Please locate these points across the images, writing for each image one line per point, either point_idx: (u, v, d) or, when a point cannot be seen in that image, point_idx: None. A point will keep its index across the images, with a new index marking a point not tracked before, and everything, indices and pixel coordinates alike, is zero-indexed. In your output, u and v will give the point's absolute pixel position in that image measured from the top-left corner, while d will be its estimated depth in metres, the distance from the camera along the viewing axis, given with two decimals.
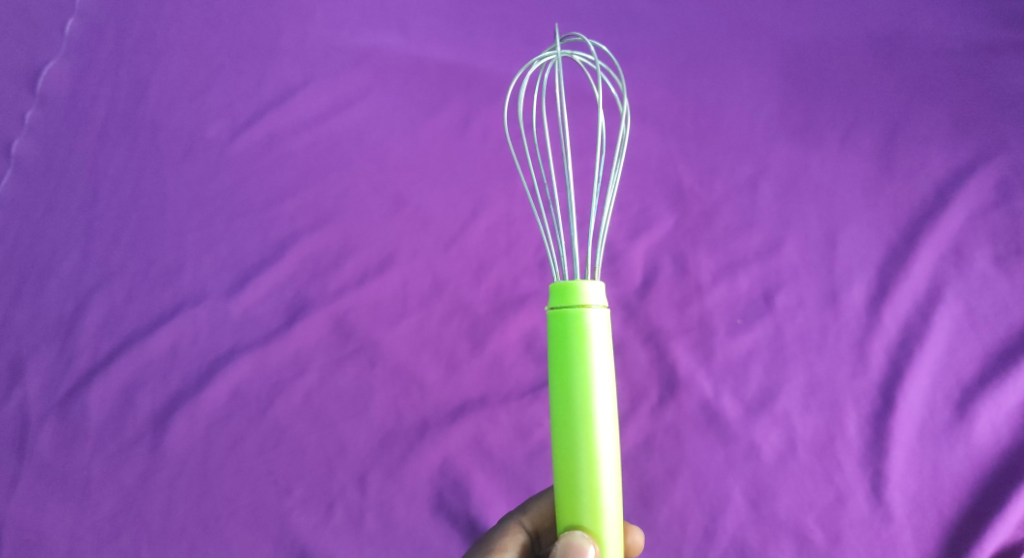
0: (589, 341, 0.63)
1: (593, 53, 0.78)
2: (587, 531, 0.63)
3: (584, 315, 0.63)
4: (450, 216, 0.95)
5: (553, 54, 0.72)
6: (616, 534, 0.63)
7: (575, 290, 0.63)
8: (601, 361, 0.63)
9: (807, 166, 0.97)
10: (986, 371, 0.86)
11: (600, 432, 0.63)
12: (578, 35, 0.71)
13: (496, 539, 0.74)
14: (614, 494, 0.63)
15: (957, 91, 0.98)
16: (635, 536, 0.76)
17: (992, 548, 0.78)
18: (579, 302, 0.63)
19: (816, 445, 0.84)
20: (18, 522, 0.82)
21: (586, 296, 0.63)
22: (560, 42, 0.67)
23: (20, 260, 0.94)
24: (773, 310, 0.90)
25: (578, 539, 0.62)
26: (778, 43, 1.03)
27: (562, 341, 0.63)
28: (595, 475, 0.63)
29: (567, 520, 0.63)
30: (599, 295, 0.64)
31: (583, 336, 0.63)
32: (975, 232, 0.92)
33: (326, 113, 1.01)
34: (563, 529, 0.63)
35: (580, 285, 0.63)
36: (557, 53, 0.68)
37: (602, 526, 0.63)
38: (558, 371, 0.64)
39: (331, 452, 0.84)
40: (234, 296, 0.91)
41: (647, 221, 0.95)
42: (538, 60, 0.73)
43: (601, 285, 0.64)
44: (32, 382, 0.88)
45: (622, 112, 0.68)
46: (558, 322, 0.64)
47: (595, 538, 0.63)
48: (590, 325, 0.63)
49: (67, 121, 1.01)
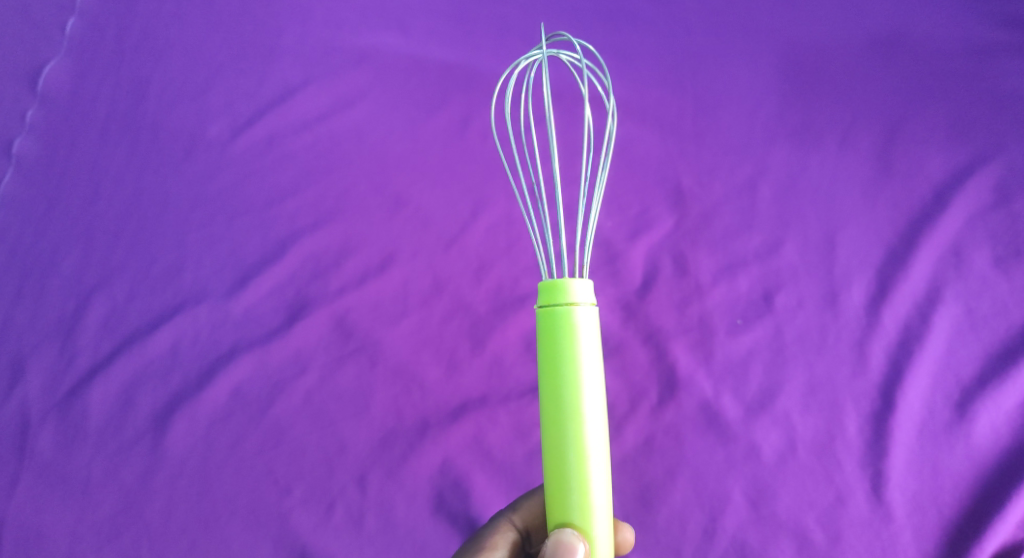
0: (577, 339, 0.63)
1: (581, 54, 0.79)
2: (577, 528, 0.63)
3: (572, 312, 0.63)
4: (450, 216, 0.95)
5: (540, 55, 0.73)
6: (605, 531, 0.63)
7: (562, 288, 0.64)
8: (589, 359, 0.63)
9: (806, 167, 0.97)
10: (985, 372, 0.86)
11: (588, 429, 0.63)
12: (565, 36, 0.73)
13: (487, 537, 0.74)
14: (604, 491, 0.63)
15: (954, 93, 0.99)
16: (625, 534, 0.76)
17: (991, 548, 0.79)
18: (567, 299, 0.64)
19: (816, 445, 0.84)
20: (19, 521, 0.82)
21: (574, 293, 0.64)
22: (547, 44, 0.69)
23: (21, 260, 0.94)
24: (772, 310, 0.90)
25: (568, 537, 0.62)
26: (777, 45, 1.03)
27: (550, 339, 0.64)
28: (584, 472, 0.63)
29: (557, 518, 0.63)
30: (587, 293, 0.64)
31: (571, 334, 0.63)
32: (974, 233, 0.92)
33: (327, 113, 1.02)
34: (553, 527, 0.64)
35: (568, 283, 0.64)
36: (544, 53, 0.69)
37: (592, 523, 0.63)
38: (546, 370, 0.64)
39: (331, 451, 0.84)
40: (235, 296, 0.91)
41: (647, 221, 0.95)
42: (524, 61, 0.74)
43: (589, 283, 0.65)
44: (33, 381, 0.88)
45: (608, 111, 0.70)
46: (546, 320, 0.64)
47: (586, 536, 0.63)
48: (578, 324, 0.63)
49: (68, 121, 1.01)
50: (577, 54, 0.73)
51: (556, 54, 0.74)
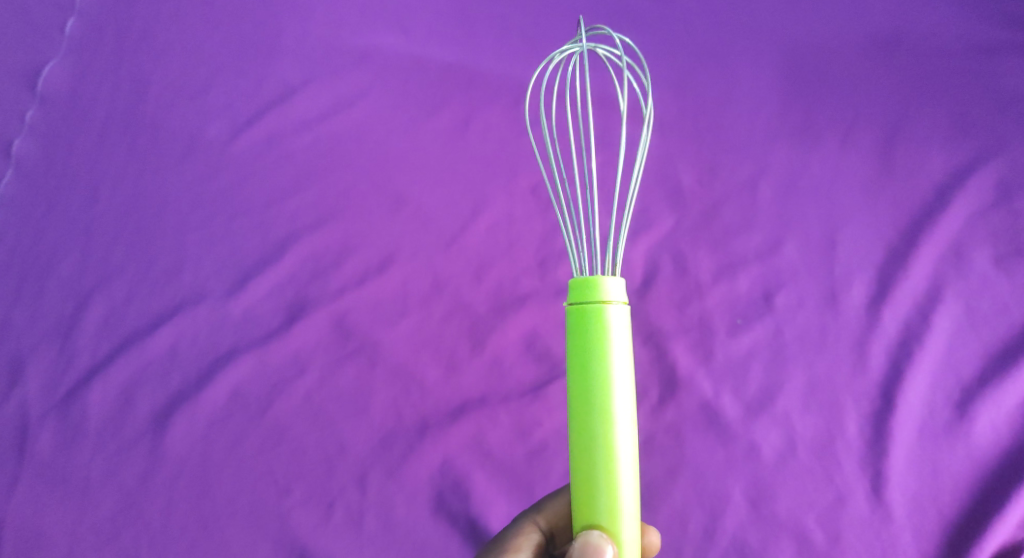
0: (609, 338, 0.63)
1: (617, 49, 0.79)
2: (604, 530, 0.63)
3: (605, 311, 0.63)
4: (451, 216, 0.95)
5: (577, 48, 0.73)
6: (633, 534, 0.63)
7: (595, 286, 0.64)
8: (621, 359, 0.63)
9: (807, 167, 0.97)
10: (986, 371, 0.86)
11: (618, 430, 0.63)
12: (604, 31, 0.72)
13: (508, 540, 0.75)
14: (632, 493, 0.63)
15: (957, 91, 0.99)
16: (652, 537, 0.76)
17: (991, 548, 0.79)
18: (599, 297, 0.63)
19: (816, 444, 0.84)
20: (19, 522, 0.82)
21: (606, 291, 0.63)
22: (588, 38, 0.69)
23: (21, 260, 0.94)
24: (772, 310, 0.90)
25: (595, 539, 0.62)
26: (779, 44, 1.03)
27: (581, 338, 0.63)
28: (613, 474, 0.63)
29: (585, 519, 0.63)
30: (619, 292, 0.64)
31: (603, 333, 0.63)
32: (974, 232, 0.92)
33: (327, 113, 1.02)
34: (580, 529, 0.63)
35: (600, 281, 0.63)
36: (585, 47, 0.69)
37: (619, 525, 0.63)
38: (577, 368, 0.64)
39: (331, 451, 0.84)
40: (234, 297, 0.91)
41: (648, 220, 0.95)
42: (560, 53, 0.74)
43: (620, 282, 0.64)
44: (32, 382, 0.88)
45: (647, 113, 0.70)
46: (578, 318, 0.64)
47: (613, 538, 0.63)
48: (610, 322, 0.63)
49: (67, 122, 1.01)
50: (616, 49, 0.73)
51: (594, 48, 0.74)
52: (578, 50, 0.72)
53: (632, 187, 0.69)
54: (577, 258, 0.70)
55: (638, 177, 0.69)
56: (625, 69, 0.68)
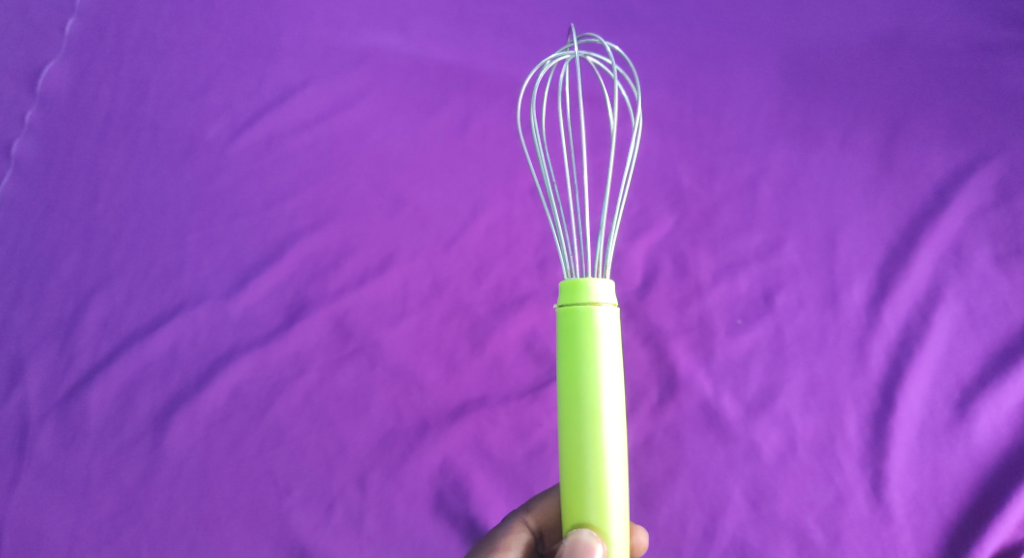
0: (598, 338, 0.63)
1: (609, 55, 0.79)
2: (593, 529, 0.63)
3: (594, 312, 0.63)
4: (450, 216, 0.95)
5: (571, 56, 0.73)
6: (622, 533, 0.63)
7: (584, 288, 0.64)
8: (610, 361, 0.63)
9: (806, 167, 0.97)
10: (986, 372, 0.86)
11: (607, 430, 0.63)
12: (596, 38, 0.72)
13: (500, 538, 0.74)
14: (621, 492, 0.63)
15: (956, 91, 0.98)
16: (640, 537, 0.75)
17: (991, 548, 0.78)
18: (589, 299, 0.64)
19: (816, 445, 0.84)
20: (18, 523, 0.82)
21: (596, 293, 0.64)
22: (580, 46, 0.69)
23: (20, 260, 0.94)
24: (772, 310, 0.90)
25: (585, 538, 0.62)
26: (779, 44, 1.03)
27: (571, 339, 0.64)
28: (602, 473, 0.63)
29: (574, 519, 0.63)
30: (609, 294, 0.64)
31: (592, 333, 0.63)
32: (975, 232, 0.92)
33: (326, 113, 1.02)
34: (570, 528, 0.63)
35: (590, 283, 0.64)
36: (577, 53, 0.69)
37: (608, 524, 0.63)
38: (567, 368, 0.64)
39: (330, 452, 0.84)
40: (234, 297, 0.91)
41: (647, 221, 0.95)
42: (551, 61, 0.74)
43: (610, 283, 0.65)
44: (32, 383, 0.88)
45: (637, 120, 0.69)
46: (567, 319, 0.64)
47: (602, 537, 0.62)
48: (599, 323, 0.63)
49: (67, 121, 1.01)
50: (608, 56, 0.73)
51: (586, 55, 0.74)
52: (571, 57, 0.72)
53: (622, 192, 0.69)
54: (568, 262, 0.70)
55: (628, 180, 0.69)
56: (615, 77, 0.68)
